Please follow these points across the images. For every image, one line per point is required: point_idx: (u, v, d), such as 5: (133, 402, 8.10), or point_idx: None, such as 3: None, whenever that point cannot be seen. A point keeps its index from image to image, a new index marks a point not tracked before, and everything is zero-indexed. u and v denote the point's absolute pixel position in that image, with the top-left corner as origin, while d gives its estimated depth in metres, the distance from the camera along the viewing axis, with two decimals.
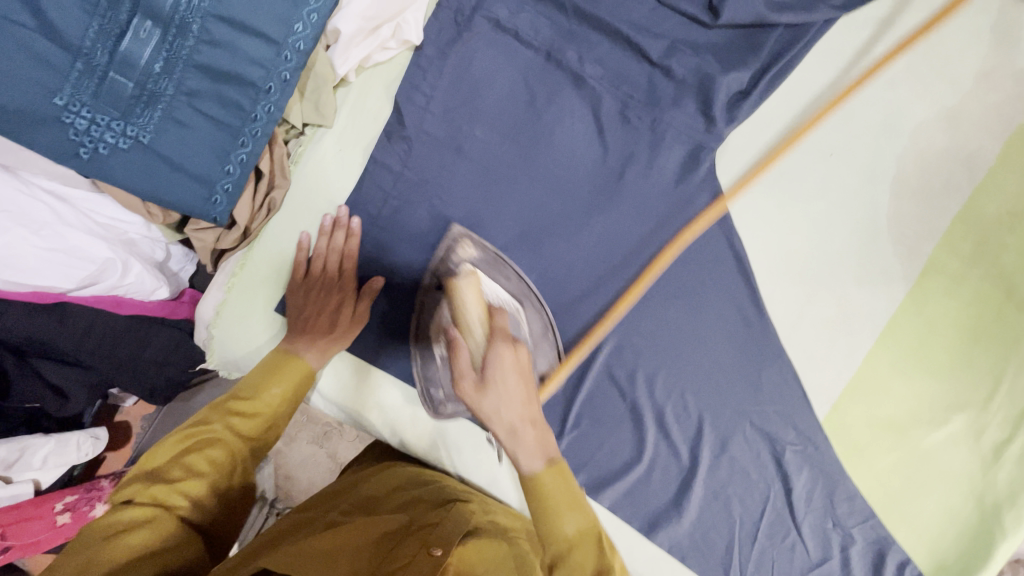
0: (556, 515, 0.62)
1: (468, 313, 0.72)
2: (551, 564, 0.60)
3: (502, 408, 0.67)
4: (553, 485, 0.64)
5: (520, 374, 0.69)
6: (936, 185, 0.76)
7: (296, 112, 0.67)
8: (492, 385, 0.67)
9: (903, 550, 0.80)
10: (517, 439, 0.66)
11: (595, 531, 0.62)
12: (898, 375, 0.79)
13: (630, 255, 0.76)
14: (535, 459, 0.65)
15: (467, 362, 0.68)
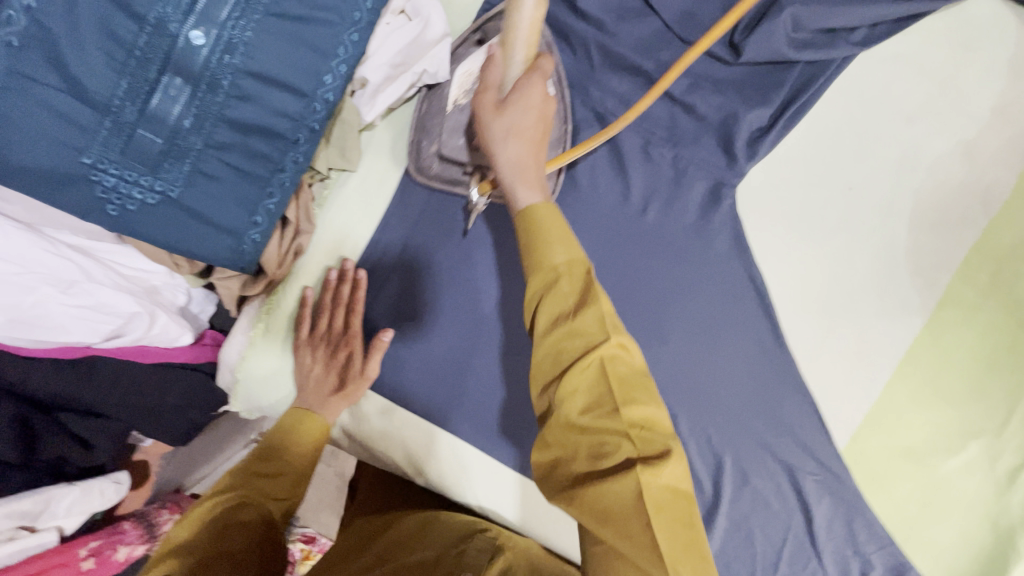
0: (543, 244, 0.54)
1: (515, 38, 0.56)
2: (534, 289, 0.54)
3: (513, 141, 0.59)
4: (544, 223, 0.55)
5: (546, 101, 0.59)
6: (951, 218, 0.78)
7: (321, 158, 0.65)
8: (510, 106, 0.58)
9: None
10: (516, 175, 0.58)
11: (585, 261, 0.54)
12: (914, 404, 0.80)
13: (652, 291, 0.76)
14: (534, 198, 0.57)
15: (498, 77, 0.60)
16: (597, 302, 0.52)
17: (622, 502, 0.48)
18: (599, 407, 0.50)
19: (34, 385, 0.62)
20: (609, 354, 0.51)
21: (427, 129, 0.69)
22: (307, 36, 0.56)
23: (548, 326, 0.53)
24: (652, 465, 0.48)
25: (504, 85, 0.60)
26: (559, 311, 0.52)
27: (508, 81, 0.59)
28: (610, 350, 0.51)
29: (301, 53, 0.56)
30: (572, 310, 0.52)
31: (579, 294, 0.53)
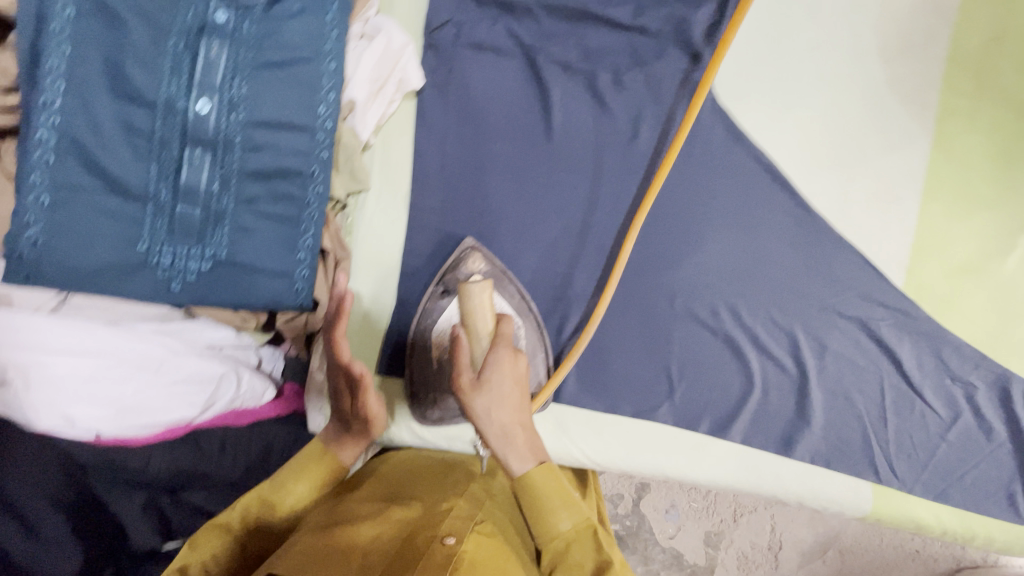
0: (549, 512, 0.61)
1: (477, 316, 0.66)
2: (551, 555, 0.62)
3: (497, 413, 0.62)
4: (544, 489, 0.62)
5: (520, 388, 0.64)
6: (919, 38, 0.81)
7: (338, 186, 0.70)
8: (485, 385, 0.62)
9: None
10: (530, 463, 0.63)
11: (592, 524, 0.62)
12: (955, 222, 0.82)
13: (670, 203, 0.80)
14: (525, 466, 0.62)
15: (469, 357, 0.63)
16: (612, 568, 0.59)
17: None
18: None
19: (155, 469, 0.64)
20: (614, 571, 0.59)
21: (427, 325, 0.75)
22: (292, 76, 0.62)
23: (552, 561, 0.62)
24: None
25: (478, 362, 0.64)
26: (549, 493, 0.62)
27: (479, 357, 0.65)
28: (617, 572, 0.59)
29: (292, 93, 0.62)
30: (589, 566, 0.60)
31: (594, 561, 0.61)
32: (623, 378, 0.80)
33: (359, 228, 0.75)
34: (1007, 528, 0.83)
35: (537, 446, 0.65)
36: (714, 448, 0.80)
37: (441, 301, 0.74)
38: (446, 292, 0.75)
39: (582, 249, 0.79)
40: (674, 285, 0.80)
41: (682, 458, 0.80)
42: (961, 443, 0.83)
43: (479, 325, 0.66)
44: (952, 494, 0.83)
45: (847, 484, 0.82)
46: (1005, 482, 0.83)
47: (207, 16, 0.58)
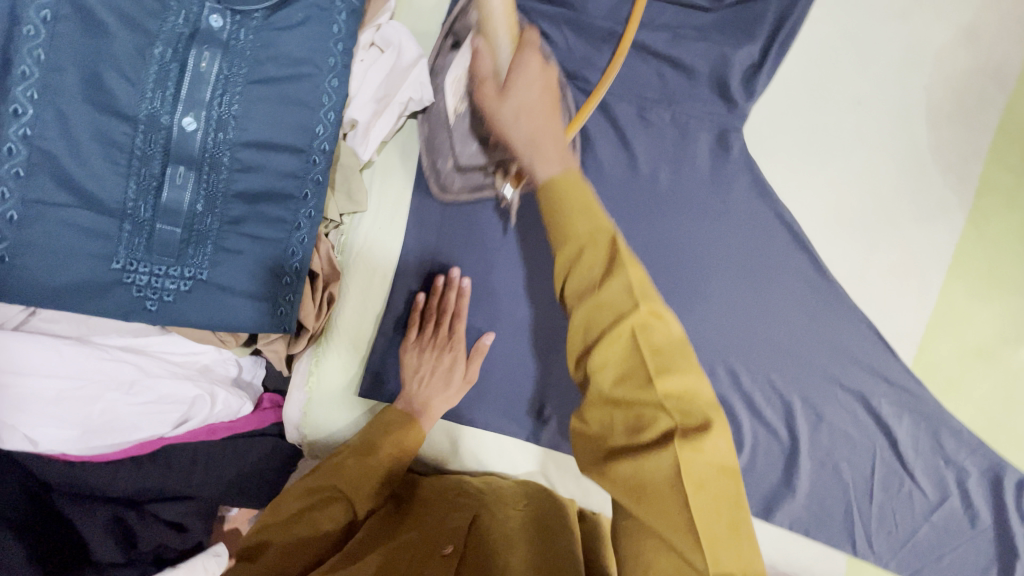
0: (564, 213, 0.50)
1: (497, 29, 0.58)
2: (562, 265, 0.50)
3: (524, 120, 0.54)
4: (564, 186, 0.50)
5: (548, 87, 0.56)
6: (971, 104, 0.75)
7: (332, 207, 0.65)
8: (513, 82, 0.55)
9: (1019, 469, 0.80)
10: (534, 145, 0.54)
11: (611, 230, 0.49)
12: (978, 303, 0.78)
13: (682, 253, 0.75)
14: (553, 167, 0.52)
15: (490, 66, 0.58)
16: (666, 323, 0.49)
17: (668, 509, 0.45)
18: (632, 376, 0.47)
19: (120, 483, 0.66)
20: (637, 325, 0.47)
21: (437, 146, 0.68)
22: (289, 93, 0.57)
23: (578, 299, 0.49)
24: (692, 439, 0.45)
25: (500, 71, 0.57)
26: (582, 285, 0.49)
27: (501, 69, 0.57)
28: (637, 316, 0.47)
29: (289, 111, 0.57)
30: (597, 271, 0.49)
31: (604, 264, 0.49)
32: None
33: (350, 248, 0.71)
34: None
35: (560, 149, 0.54)
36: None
37: (449, 55, 0.66)
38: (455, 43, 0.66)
39: None
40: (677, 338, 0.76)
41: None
42: (943, 524, 0.81)
43: (501, 45, 0.58)
44: (926, 573, 0.82)
45: (821, 552, 0.81)
46: (982, 568, 0.82)
47: (200, 22, 0.53)
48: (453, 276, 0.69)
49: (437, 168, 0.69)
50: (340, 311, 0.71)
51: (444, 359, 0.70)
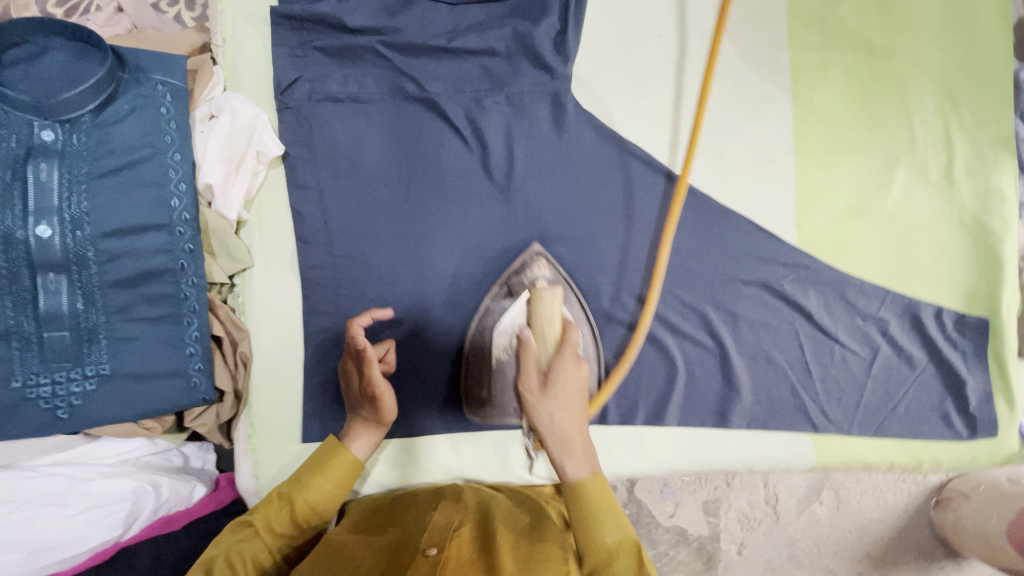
0: (597, 512, 0.61)
1: (542, 320, 0.70)
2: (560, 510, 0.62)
3: (557, 415, 0.63)
4: (594, 487, 0.62)
5: (579, 396, 0.65)
6: (756, 6, 0.84)
7: (217, 271, 0.70)
8: (552, 391, 0.64)
9: (930, 302, 0.86)
10: (567, 447, 0.63)
11: (630, 535, 0.60)
12: (830, 170, 0.85)
13: (560, 212, 0.81)
14: (581, 474, 0.62)
15: (535, 361, 0.66)
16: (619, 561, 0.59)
17: None
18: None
19: None
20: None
21: (494, 313, 0.78)
22: (134, 178, 0.61)
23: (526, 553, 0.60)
24: None
25: (544, 367, 0.66)
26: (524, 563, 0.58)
27: (545, 362, 0.67)
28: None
29: (139, 195, 0.61)
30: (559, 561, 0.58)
31: None
32: None
33: (252, 306, 0.73)
34: (949, 447, 0.85)
35: (589, 443, 0.64)
36: (654, 437, 0.81)
37: (503, 302, 0.78)
38: (511, 294, 0.78)
39: (485, 273, 0.80)
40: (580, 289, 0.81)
41: (624, 451, 0.81)
42: (886, 376, 0.85)
43: (546, 348, 0.69)
44: (889, 426, 0.85)
45: (788, 440, 0.83)
46: (937, 403, 0.85)
47: (33, 140, 0.57)
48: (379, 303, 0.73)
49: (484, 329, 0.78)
50: (257, 368, 0.73)
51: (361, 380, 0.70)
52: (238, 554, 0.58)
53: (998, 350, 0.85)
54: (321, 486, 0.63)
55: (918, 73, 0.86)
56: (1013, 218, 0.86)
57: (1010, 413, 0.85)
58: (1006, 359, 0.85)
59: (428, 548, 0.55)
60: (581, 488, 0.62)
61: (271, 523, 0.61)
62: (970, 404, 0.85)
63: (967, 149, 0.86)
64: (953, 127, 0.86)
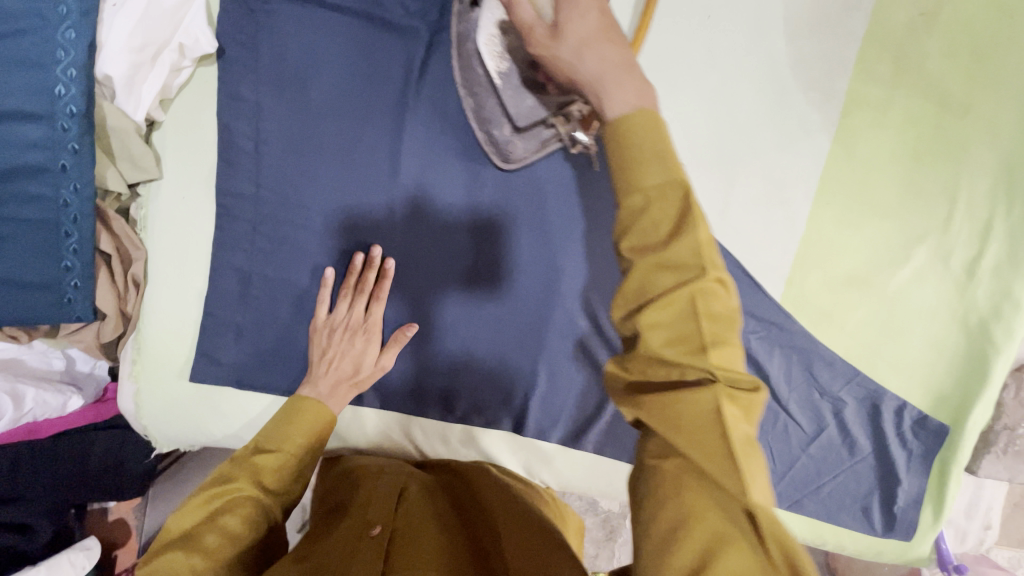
0: (639, 174, 0.44)
1: None
2: (630, 294, 0.45)
3: (592, 55, 0.49)
4: (642, 123, 0.45)
5: (624, 46, 0.50)
6: (830, 11, 0.68)
7: (111, 176, 0.59)
8: (564, 27, 0.50)
9: (896, 395, 0.79)
10: (605, 85, 0.48)
11: (708, 238, 0.44)
12: (846, 229, 0.74)
13: (530, 200, 0.69)
14: (678, 137, 0.46)
15: (533, 14, 0.53)
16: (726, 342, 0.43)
17: (672, 328, 0.43)
18: (683, 342, 0.43)
19: None
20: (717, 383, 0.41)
21: (489, 115, 0.65)
22: (11, 51, 0.51)
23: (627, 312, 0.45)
24: (736, 392, 0.41)
25: (547, 17, 0.53)
26: (636, 302, 0.44)
27: (545, 11, 0.54)
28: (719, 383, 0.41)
29: (15, 74, 0.51)
30: (649, 293, 0.44)
31: (668, 267, 0.43)
32: (471, 388, 0.73)
33: (155, 223, 0.65)
34: (858, 537, 0.83)
35: (655, 94, 0.48)
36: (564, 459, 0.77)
37: (472, 14, 0.62)
38: (479, 1, 0.62)
39: (431, 248, 0.70)
40: None
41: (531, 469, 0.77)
42: (821, 455, 0.80)
43: (540, 2, 0.55)
44: (807, 504, 0.81)
45: None
46: (863, 494, 0.81)
47: None
48: (373, 256, 0.67)
49: (481, 108, 0.65)
50: (154, 292, 0.66)
51: (358, 342, 0.68)
52: (231, 511, 0.55)
53: (946, 461, 0.80)
54: (302, 441, 0.62)
55: (987, 143, 0.73)
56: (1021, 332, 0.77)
57: (933, 523, 0.82)
58: (950, 472, 0.80)
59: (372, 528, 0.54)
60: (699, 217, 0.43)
61: (260, 477, 0.59)
62: (896, 504, 0.81)
63: (1004, 245, 0.75)
64: (999, 217, 0.75)
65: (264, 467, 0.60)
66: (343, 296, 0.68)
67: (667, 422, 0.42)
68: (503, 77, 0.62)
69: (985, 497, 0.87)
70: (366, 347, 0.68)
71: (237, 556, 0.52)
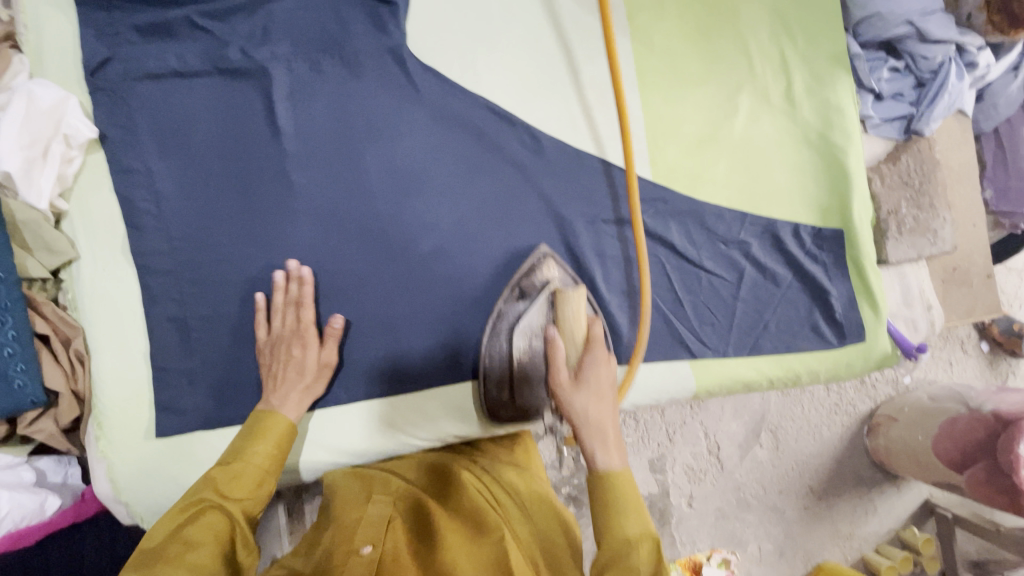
0: (621, 508, 0.63)
1: (569, 324, 0.74)
2: (618, 541, 0.61)
3: (591, 406, 0.67)
4: (624, 485, 0.64)
5: (608, 391, 0.69)
6: None
7: (33, 265, 0.67)
8: (585, 385, 0.69)
9: (788, 221, 0.88)
10: (605, 433, 0.67)
11: (653, 532, 0.62)
12: (677, 104, 0.87)
13: (410, 170, 0.80)
14: (608, 462, 0.65)
15: (564, 361, 0.71)
16: None
17: None
18: None
19: None
20: None
21: (497, 350, 0.80)
22: None
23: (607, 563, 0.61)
24: None
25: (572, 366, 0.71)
26: (623, 546, 0.61)
27: (573, 361, 0.72)
28: None
29: None
30: (648, 566, 0.60)
31: (650, 559, 0.60)
32: (422, 349, 0.80)
33: (83, 300, 0.70)
34: (822, 357, 0.87)
35: (623, 444, 0.67)
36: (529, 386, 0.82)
37: (517, 304, 0.80)
38: (524, 296, 0.80)
39: (343, 241, 0.78)
40: (441, 247, 0.80)
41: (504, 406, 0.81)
42: (753, 296, 0.87)
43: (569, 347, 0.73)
44: (763, 344, 0.87)
45: (666, 371, 0.84)
46: (805, 316, 0.88)
47: None
48: (291, 268, 0.74)
49: (491, 346, 0.80)
50: (99, 363, 0.70)
51: (297, 348, 0.72)
52: (196, 523, 0.58)
53: (857, 259, 0.88)
54: (264, 451, 0.66)
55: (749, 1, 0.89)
56: (855, 130, 0.90)
57: (875, 317, 0.88)
58: (864, 266, 0.88)
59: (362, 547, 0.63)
60: (608, 476, 0.65)
61: (221, 489, 0.62)
62: (836, 313, 0.88)
63: (804, 69, 0.89)
64: (789, 50, 0.89)
65: (224, 479, 0.63)
66: (275, 313, 0.73)
67: (613, 566, 0.60)
68: (524, 361, 0.79)
69: (912, 283, 0.94)
70: (308, 355, 0.73)
71: None
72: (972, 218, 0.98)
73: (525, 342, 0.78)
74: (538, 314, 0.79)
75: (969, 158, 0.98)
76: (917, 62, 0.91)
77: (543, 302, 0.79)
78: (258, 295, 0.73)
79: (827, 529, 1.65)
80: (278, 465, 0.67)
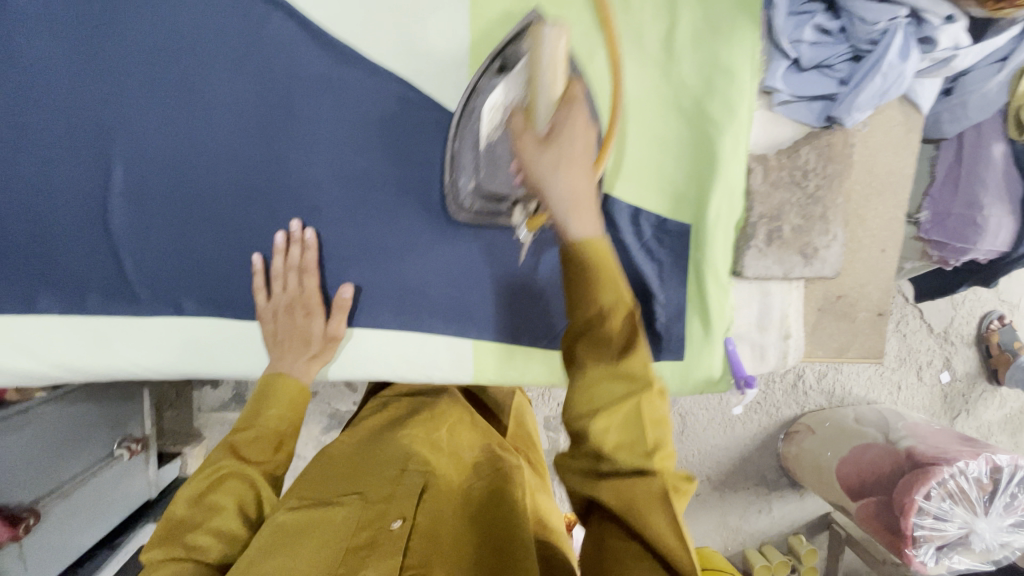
0: (591, 283, 0.45)
1: (540, 69, 0.53)
2: (568, 339, 0.47)
3: (564, 175, 0.48)
4: (604, 250, 0.46)
5: (587, 161, 0.50)
6: None
7: None
8: (555, 142, 0.49)
9: (628, 203, 0.73)
10: (570, 208, 0.48)
11: (633, 303, 0.45)
12: (519, 28, 0.68)
13: (161, 56, 0.65)
14: (581, 147, 0.49)
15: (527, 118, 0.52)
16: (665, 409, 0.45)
17: (617, 488, 0.44)
18: (629, 443, 0.43)
19: None
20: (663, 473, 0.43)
21: (461, 164, 0.68)
22: None
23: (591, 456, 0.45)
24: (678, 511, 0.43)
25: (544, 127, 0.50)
26: (601, 421, 0.44)
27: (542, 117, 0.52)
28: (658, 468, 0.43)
29: None
30: (619, 391, 0.44)
31: (622, 389, 0.44)
32: (161, 275, 0.69)
33: None
34: None
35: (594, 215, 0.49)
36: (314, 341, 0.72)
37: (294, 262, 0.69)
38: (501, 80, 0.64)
39: (62, 127, 0.64)
40: (189, 156, 0.67)
41: (226, 351, 0.72)
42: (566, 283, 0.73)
43: (551, 85, 0.53)
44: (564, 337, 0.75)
45: (445, 348, 0.75)
46: None
47: None
48: (293, 231, 0.68)
49: (455, 188, 0.69)
50: None
51: (300, 317, 0.69)
52: (218, 489, 0.63)
53: (700, 266, 0.73)
54: (276, 416, 0.69)
55: None
56: (745, 105, 0.70)
57: (705, 335, 0.75)
58: (705, 273, 0.73)
59: (393, 522, 0.58)
60: (597, 248, 0.46)
61: (241, 453, 0.66)
62: (656, 321, 0.75)
63: (696, 11, 0.69)
64: None
65: (244, 443, 0.67)
66: (275, 278, 0.69)
67: (572, 394, 0.45)
68: (490, 149, 0.66)
69: (775, 304, 0.79)
70: (299, 317, 0.69)
71: (236, 527, 0.61)
72: (883, 242, 0.80)
73: (491, 120, 0.64)
74: (503, 89, 0.62)
75: (903, 167, 0.79)
76: (854, 25, 0.69)
77: (508, 81, 0.61)
78: (259, 257, 0.69)
79: (714, 518, 1.64)
80: (291, 426, 0.70)
